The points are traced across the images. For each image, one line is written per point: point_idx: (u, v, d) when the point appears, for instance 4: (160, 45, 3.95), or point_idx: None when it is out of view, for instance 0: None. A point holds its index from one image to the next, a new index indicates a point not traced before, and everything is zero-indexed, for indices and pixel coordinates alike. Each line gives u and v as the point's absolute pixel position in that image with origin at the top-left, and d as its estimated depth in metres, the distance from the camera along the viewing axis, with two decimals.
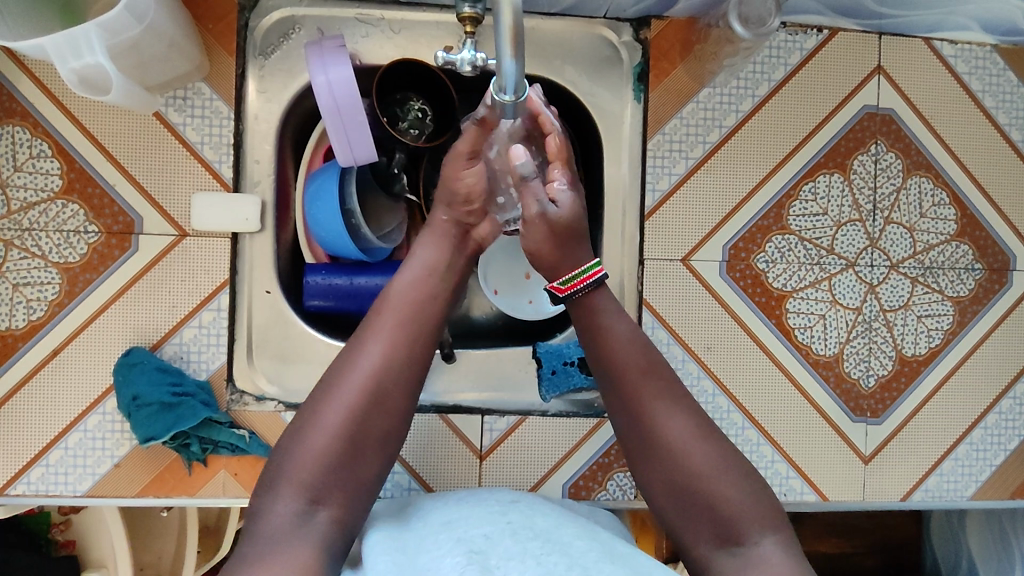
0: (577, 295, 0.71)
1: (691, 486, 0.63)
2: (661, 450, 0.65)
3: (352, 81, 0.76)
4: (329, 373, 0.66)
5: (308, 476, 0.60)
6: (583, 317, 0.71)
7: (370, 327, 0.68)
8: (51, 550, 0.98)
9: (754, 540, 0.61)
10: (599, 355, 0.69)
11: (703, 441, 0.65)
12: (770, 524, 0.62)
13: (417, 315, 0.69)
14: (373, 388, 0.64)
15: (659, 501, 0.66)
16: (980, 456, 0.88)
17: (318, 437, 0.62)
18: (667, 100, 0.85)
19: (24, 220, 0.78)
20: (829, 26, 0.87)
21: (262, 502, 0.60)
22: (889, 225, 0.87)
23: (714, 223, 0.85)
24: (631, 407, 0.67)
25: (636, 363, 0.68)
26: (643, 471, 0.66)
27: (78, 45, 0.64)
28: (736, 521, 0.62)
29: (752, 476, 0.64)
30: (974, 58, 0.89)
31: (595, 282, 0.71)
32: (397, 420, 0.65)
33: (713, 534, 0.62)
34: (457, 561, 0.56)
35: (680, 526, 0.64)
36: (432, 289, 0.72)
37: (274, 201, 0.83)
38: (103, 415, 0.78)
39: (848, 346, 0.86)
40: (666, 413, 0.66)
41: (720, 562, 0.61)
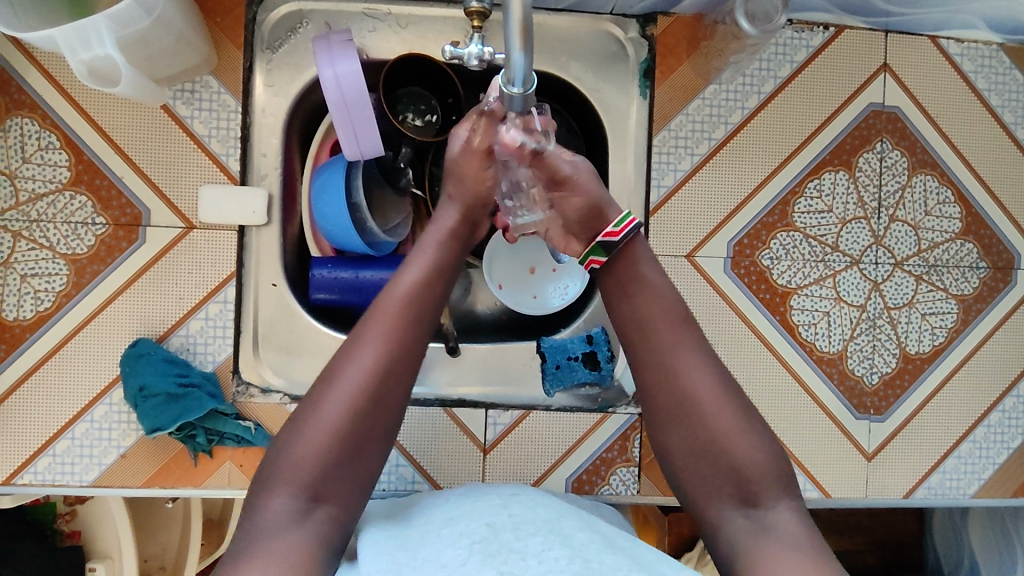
0: (618, 244, 0.70)
1: (714, 447, 0.63)
2: (687, 408, 0.64)
3: (359, 74, 0.76)
4: (327, 369, 0.65)
5: (307, 475, 0.60)
6: (618, 267, 0.70)
7: (368, 321, 0.66)
8: (57, 540, 0.98)
9: (769, 504, 0.62)
10: (628, 310, 0.68)
11: (729, 401, 0.64)
12: (785, 490, 0.63)
13: (418, 309, 0.67)
14: (373, 385, 0.63)
15: (676, 460, 0.66)
16: (982, 454, 0.88)
17: (318, 435, 0.61)
18: (673, 96, 0.85)
19: (33, 212, 0.78)
20: (836, 24, 0.87)
21: (258, 498, 0.61)
22: (894, 223, 0.87)
23: (719, 220, 0.85)
24: (663, 361, 0.66)
25: (669, 319, 0.67)
26: (664, 430, 0.66)
27: (88, 37, 0.64)
28: (754, 484, 0.62)
29: (773, 439, 0.65)
30: (980, 57, 0.89)
31: (635, 230, 0.70)
32: (391, 412, 0.64)
33: (729, 495, 0.63)
34: (459, 553, 0.57)
35: (694, 486, 0.65)
36: (431, 282, 0.69)
37: (280, 195, 0.84)
38: (109, 405, 0.78)
39: (851, 344, 0.86)
40: (695, 371, 0.65)
41: (734, 524, 0.62)
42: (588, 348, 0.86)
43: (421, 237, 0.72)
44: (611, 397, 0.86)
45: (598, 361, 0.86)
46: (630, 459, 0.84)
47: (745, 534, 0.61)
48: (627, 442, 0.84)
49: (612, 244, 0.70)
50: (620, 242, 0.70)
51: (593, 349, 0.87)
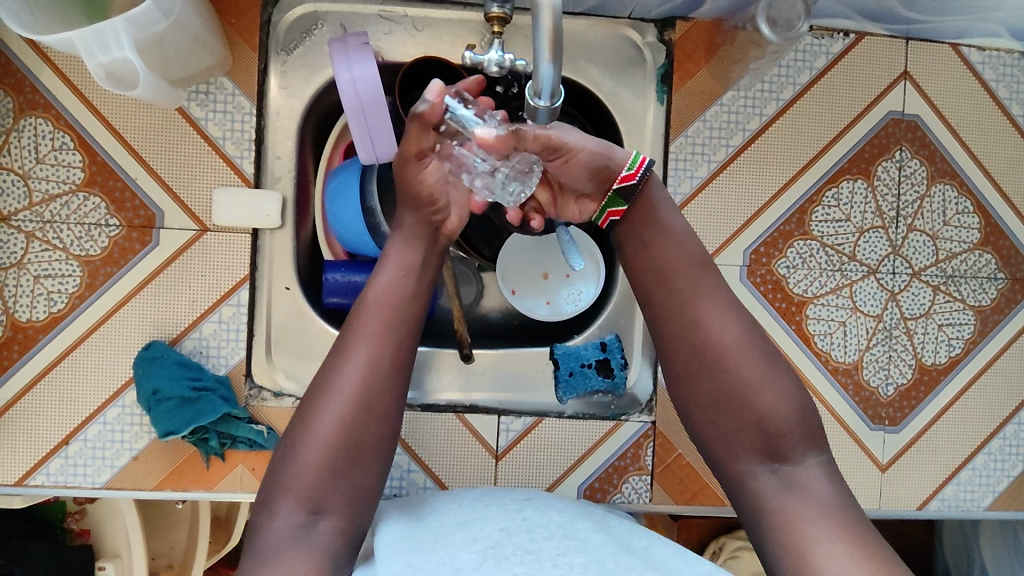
0: (633, 187, 0.67)
1: (738, 399, 0.63)
2: (711, 361, 0.64)
3: (376, 78, 0.75)
4: (316, 382, 0.65)
5: (306, 488, 0.60)
6: (636, 209, 0.68)
7: (352, 331, 0.66)
8: (66, 539, 0.98)
9: (798, 459, 0.62)
10: (645, 257, 0.68)
11: (752, 353, 0.64)
12: (812, 446, 0.63)
13: (401, 314, 0.67)
14: (364, 396, 0.63)
15: (699, 417, 0.65)
16: (997, 466, 0.87)
17: (312, 448, 0.61)
18: (690, 102, 0.84)
19: (46, 212, 0.78)
20: (856, 30, 0.86)
21: (262, 516, 0.61)
22: (912, 232, 0.86)
23: (737, 227, 0.85)
24: (680, 310, 0.66)
25: (688, 267, 0.67)
26: (685, 384, 0.65)
27: (106, 39, 0.64)
28: (782, 438, 0.62)
29: (800, 392, 0.64)
30: (1002, 65, 0.88)
31: (648, 171, 0.68)
32: (386, 417, 0.64)
33: (756, 451, 0.62)
34: (474, 557, 0.57)
35: (717, 443, 0.65)
36: (408, 285, 0.68)
37: (294, 198, 0.84)
38: (122, 407, 0.78)
39: (867, 354, 0.86)
40: (717, 320, 0.65)
41: (761, 479, 0.62)
42: (602, 355, 0.85)
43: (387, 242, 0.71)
44: (624, 405, 0.86)
45: (611, 368, 0.85)
46: (643, 467, 0.84)
47: (773, 490, 0.61)
48: (640, 450, 0.84)
49: (629, 189, 0.67)
50: (637, 186, 0.67)
51: (607, 356, 0.85)
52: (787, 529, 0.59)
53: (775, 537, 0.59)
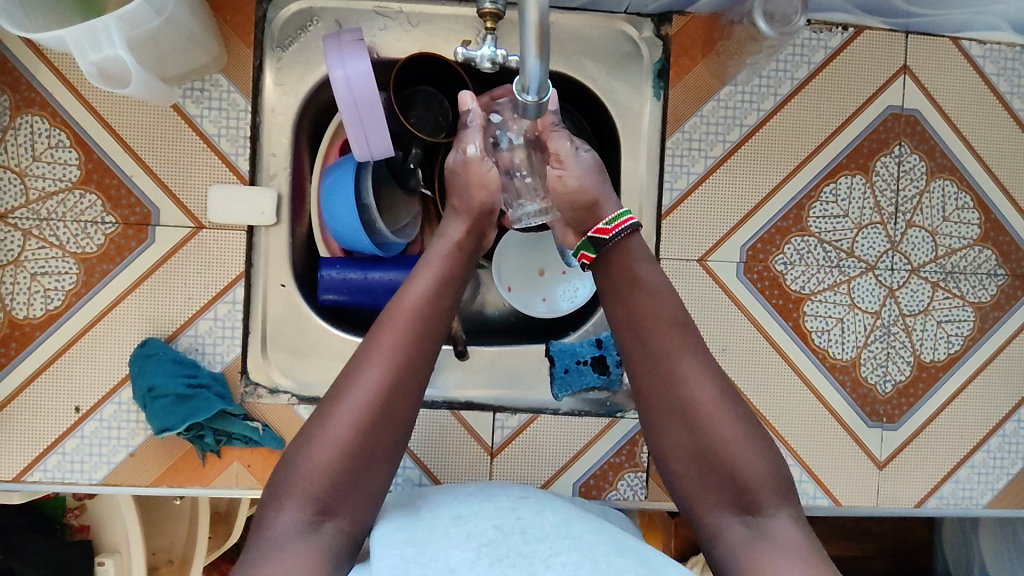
0: (609, 241, 0.69)
1: (715, 452, 0.63)
2: (689, 415, 0.64)
3: (370, 75, 0.75)
4: (336, 383, 0.65)
5: (314, 490, 0.60)
6: (612, 263, 0.69)
7: (377, 333, 0.66)
8: (66, 534, 0.98)
9: (770, 511, 0.62)
10: (623, 312, 0.68)
11: (730, 411, 0.64)
12: (784, 501, 0.63)
13: (425, 325, 0.67)
14: (379, 402, 0.63)
15: (675, 465, 0.65)
16: (997, 464, 0.87)
17: (325, 446, 0.61)
18: (687, 97, 0.84)
19: (43, 210, 0.78)
20: (855, 24, 0.85)
21: (268, 511, 0.61)
22: (911, 229, 0.85)
23: (733, 224, 0.84)
24: (659, 364, 0.65)
25: (667, 324, 0.66)
26: (663, 433, 0.65)
27: (98, 38, 0.64)
28: (753, 492, 0.62)
29: (772, 450, 0.64)
30: (1003, 59, 0.87)
31: (630, 228, 0.69)
32: (401, 426, 0.64)
33: (728, 503, 0.62)
34: (467, 555, 0.57)
35: (693, 493, 0.64)
36: (437, 294, 0.69)
37: (290, 195, 0.84)
38: (119, 404, 0.79)
39: (865, 351, 0.85)
40: (695, 377, 0.64)
41: (731, 530, 0.62)
42: (597, 352, 0.86)
43: (427, 249, 0.73)
44: (620, 401, 0.86)
45: (607, 365, 0.85)
46: (639, 464, 0.84)
47: (741, 541, 0.61)
48: (635, 447, 0.84)
49: (602, 240, 0.69)
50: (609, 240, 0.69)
51: (602, 353, 0.86)
52: None
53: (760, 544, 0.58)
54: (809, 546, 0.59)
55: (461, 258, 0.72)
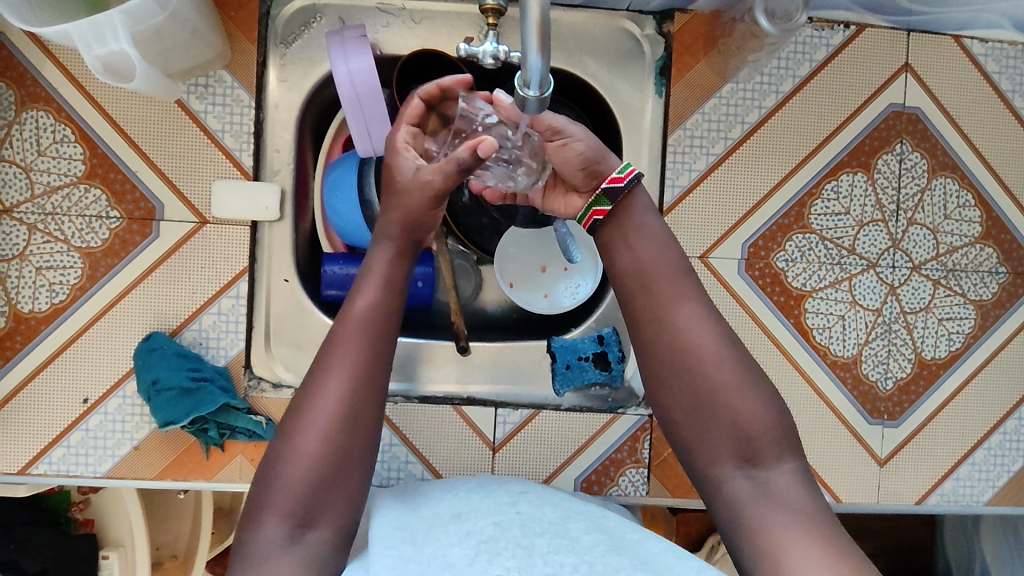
0: (621, 190, 0.67)
1: (716, 403, 0.63)
2: (688, 365, 0.64)
3: (373, 71, 0.76)
4: (296, 401, 0.64)
5: (290, 504, 0.60)
6: (621, 208, 0.68)
7: (330, 349, 0.65)
8: (71, 528, 0.99)
9: (773, 462, 0.61)
10: (629, 258, 0.67)
11: (731, 359, 0.64)
12: (789, 452, 0.62)
13: (379, 326, 0.67)
14: (344, 409, 0.63)
15: (678, 416, 0.65)
16: (997, 462, 0.87)
17: (298, 463, 0.61)
18: (689, 95, 0.84)
19: (48, 204, 0.79)
20: (857, 22, 0.85)
21: (247, 529, 0.60)
22: (912, 226, 0.86)
23: (734, 220, 0.84)
24: (660, 314, 0.65)
25: (669, 272, 0.66)
26: (665, 386, 0.65)
27: (103, 33, 0.64)
28: (755, 443, 0.61)
29: (776, 396, 0.64)
30: (1005, 57, 0.87)
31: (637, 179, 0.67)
32: (368, 427, 0.64)
33: (731, 455, 0.62)
34: (466, 553, 0.57)
35: (696, 446, 0.64)
36: (388, 298, 0.68)
37: (293, 190, 0.84)
38: (123, 398, 0.79)
39: (866, 348, 0.85)
40: (696, 325, 0.64)
41: (735, 482, 0.61)
42: (598, 349, 0.86)
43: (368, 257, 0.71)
44: (622, 397, 0.86)
45: (608, 361, 0.86)
46: (640, 460, 0.84)
47: (746, 492, 0.61)
48: (637, 443, 0.84)
49: (617, 190, 0.67)
50: (625, 189, 0.67)
51: (603, 349, 0.87)
52: (767, 528, 0.58)
53: (754, 541, 0.58)
54: None
55: (407, 260, 0.71)
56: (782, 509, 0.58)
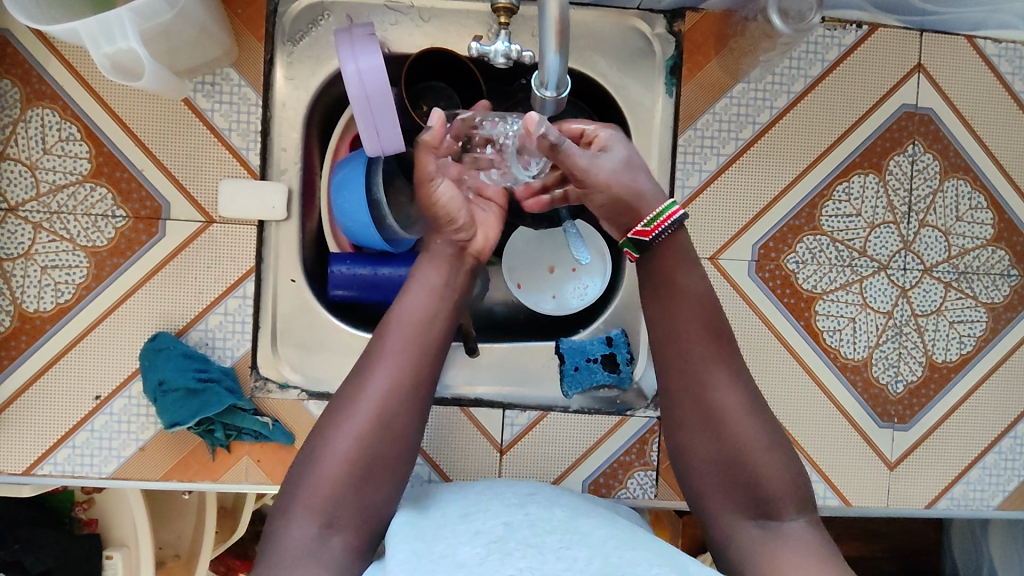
0: (660, 238, 0.66)
1: (736, 457, 0.63)
2: (711, 417, 0.64)
3: (382, 70, 0.75)
4: (339, 397, 0.65)
5: (320, 502, 0.60)
6: (656, 259, 0.67)
7: (377, 352, 0.66)
8: (74, 528, 0.98)
9: (786, 517, 0.62)
10: (657, 312, 0.67)
11: (754, 413, 0.64)
12: (802, 507, 0.62)
13: (424, 340, 0.66)
14: (383, 415, 0.63)
15: (693, 461, 0.65)
16: (1007, 466, 0.86)
17: (331, 461, 0.61)
18: (700, 94, 0.83)
19: (53, 203, 0.78)
20: (869, 22, 0.84)
21: (277, 525, 0.61)
22: (924, 228, 0.85)
23: (744, 222, 0.84)
24: (686, 366, 0.65)
25: (698, 326, 0.65)
26: (685, 432, 0.65)
27: (111, 30, 0.63)
28: (772, 497, 0.62)
29: (792, 455, 0.64)
30: (1019, 58, 0.86)
31: (675, 224, 0.67)
32: (406, 440, 0.64)
33: (745, 507, 0.62)
34: (477, 551, 0.56)
35: (710, 494, 0.64)
36: (437, 310, 0.68)
37: (300, 189, 0.83)
38: (128, 398, 0.79)
39: (877, 351, 0.85)
40: (721, 379, 0.64)
41: (746, 533, 0.62)
42: (607, 350, 0.86)
43: (421, 257, 0.72)
44: (630, 399, 0.85)
45: (617, 363, 0.85)
46: (648, 462, 0.84)
47: (755, 543, 0.61)
48: (645, 445, 0.84)
49: (644, 243, 0.67)
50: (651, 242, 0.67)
51: (613, 351, 0.86)
52: None
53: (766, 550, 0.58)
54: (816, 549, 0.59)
55: (456, 268, 0.72)
56: (795, 557, 0.58)
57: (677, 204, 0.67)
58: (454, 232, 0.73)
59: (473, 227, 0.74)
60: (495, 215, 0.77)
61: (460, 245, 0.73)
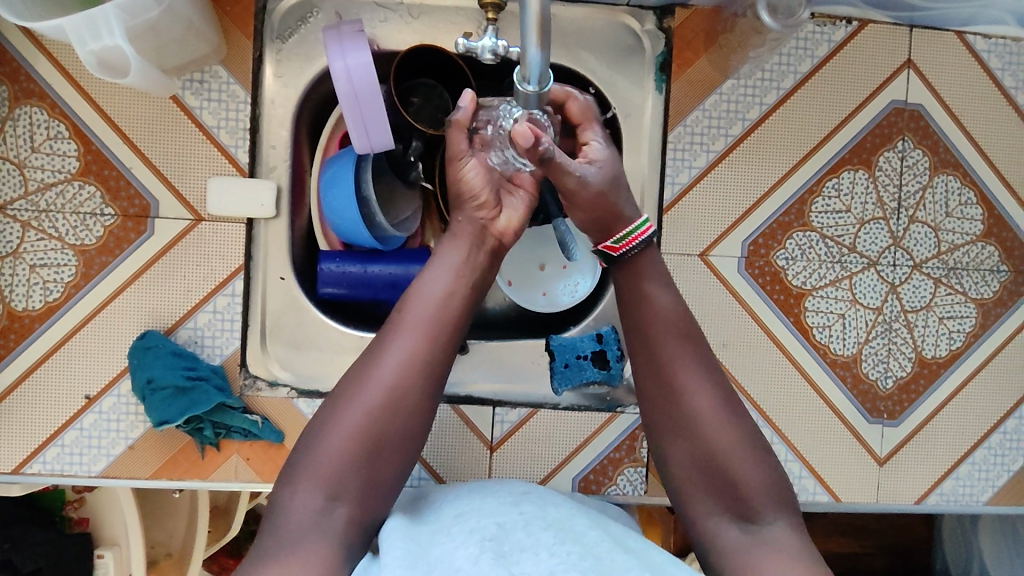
0: (631, 253, 0.70)
1: (714, 461, 0.63)
2: (686, 422, 0.64)
3: (370, 66, 0.74)
4: (353, 371, 0.65)
5: (326, 474, 0.60)
6: (623, 274, 0.70)
7: (393, 326, 0.66)
8: (66, 527, 0.98)
9: (767, 518, 0.61)
10: (631, 323, 0.69)
11: (730, 417, 0.64)
12: (783, 508, 0.62)
13: (440, 320, 0.67)
14: (395, 390, 0.62)
15: (673, 467, 0.65)
16: (997, 461, 0.86)
17: (340, 432, 0.61)
18: (689, 91, 0.83)
19: (41, 201, 0.78)
20: (859, 18, 0.84)
21: (283, 493, 0.60)
22: (914, 224, 0.85)
23: (733, 220, 0.84)
24: (661, 372, 0.66)
25: (670, 334, 0.67)
26: (664, 438, 0.66)
27: (97, 27, 0.63)
28: (751, 500, 0.62)
29: (771, 457, 0.64)
30: (1008, 53, 0.87)
31: (644, 243, 0.70)
32: (419, 417, 0.63)
33: (727, 510, 0.62)
34: (471, 552, 0.55)
35: (692, 499, 0.64)
36: (455, 290, 0.69)
37: (289, 187, 0.83)
38: (117, 397, 0.78)
39: (866, 347, 0.85)
40: (696, 385, 0.65)
41: (728, 536, 0.62)
42: (598, 347, 0.85)
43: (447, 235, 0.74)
44: (620, 396, 0.86)
45: (607, 360, 0.85)
46: (638, 459, 0.84)
47: (738, 546, 0.61)
48: (635, 442, 0.84)
49: (610, 257, 0.70)
50: (616, 258, 0.70)
51: (603, 348, 0.85)
52: None
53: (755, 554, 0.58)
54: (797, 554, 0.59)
55: (476, 248, 0.72)
56: (776, 556, 0.58)
57: (649, 222, 0.70)
58: (475, 209, 0.74)
59: (496, 208, 0.76)
60: (524, 202, 0.77)
61: (481, 224, 0.74)
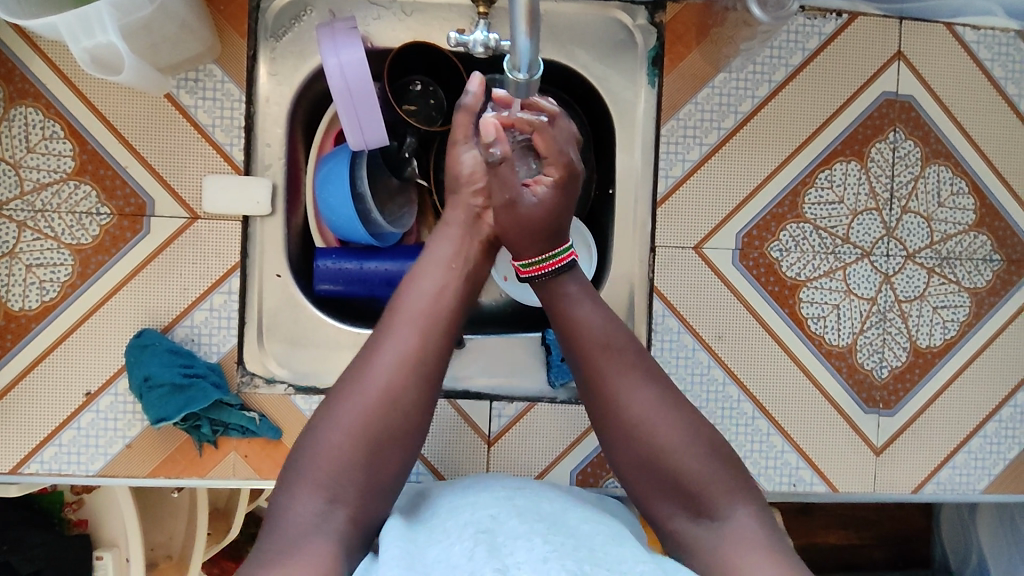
0: (542, 278, 0.71)
1: (663, 463, 0.63)
2: (629, 429, 0.64)
3: (364, 63, 0.75)
4: (347, 371, 0.65)
5: (323, 475, 0.60)
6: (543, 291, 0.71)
7: (385, 325, 0.66)
8: (64, 528, 0.98)
9: (727, 510, 0.61)
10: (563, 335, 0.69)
11: (674, 417, 0.64)
12: (743, 495, 0.62)
13: (432, 315, 0.67)
14: (389, 388, 0.62)
15: (627, 474, 0.65)
16: (993, 449, 0.87)
17: (335, 436, 0.61)
18: (682, 84, 0.84)
19: (37, 201, 0.78)
20: (849, 10, 0.85)
21: (281, 499, 0.60)
22: (906, 214, 0.85)
23: (727, 212, 0.84)
24: (597, 382, 0.66)
25: (598, 342, 0.67)
26: (613, 448, 0.66)
27: (90, 24, 0.64)
28: (706, 494, 0.62)
29: (723, 448, 0.64)
30: (997, 44, 0.87)
31: (562, 269, 0.71)
32: (414, 414, 0.63)
33: (685, 508, 0.62)
34: (466, 545, 0.55)
35: (652, 502, 0.64)
36: (447, 284, 0.70)
37: (284, 185, 0.84)
38: (115, 395, 0.78)
39: (861, 337, 0.85)
40: (634, 391, 0.65)
41: (692, 534, 0.62)
42: None
43: (438, 232, 0.74)
44: None
45: None
46: None
47: (701, 542, 0.61)
48: None
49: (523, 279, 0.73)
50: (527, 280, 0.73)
51: None
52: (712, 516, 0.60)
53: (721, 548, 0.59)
54: (763, 541, 0.59)
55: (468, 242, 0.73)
56: (738, 546, 0.58)
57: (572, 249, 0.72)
58: (470, 194, 0.75)
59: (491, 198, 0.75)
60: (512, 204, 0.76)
61: (476, 212, 0.75)
